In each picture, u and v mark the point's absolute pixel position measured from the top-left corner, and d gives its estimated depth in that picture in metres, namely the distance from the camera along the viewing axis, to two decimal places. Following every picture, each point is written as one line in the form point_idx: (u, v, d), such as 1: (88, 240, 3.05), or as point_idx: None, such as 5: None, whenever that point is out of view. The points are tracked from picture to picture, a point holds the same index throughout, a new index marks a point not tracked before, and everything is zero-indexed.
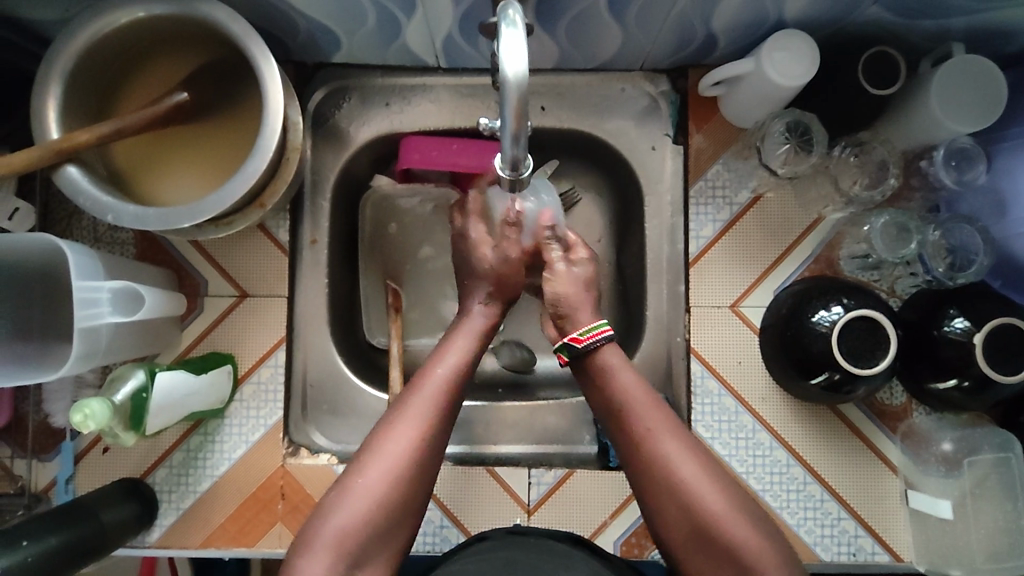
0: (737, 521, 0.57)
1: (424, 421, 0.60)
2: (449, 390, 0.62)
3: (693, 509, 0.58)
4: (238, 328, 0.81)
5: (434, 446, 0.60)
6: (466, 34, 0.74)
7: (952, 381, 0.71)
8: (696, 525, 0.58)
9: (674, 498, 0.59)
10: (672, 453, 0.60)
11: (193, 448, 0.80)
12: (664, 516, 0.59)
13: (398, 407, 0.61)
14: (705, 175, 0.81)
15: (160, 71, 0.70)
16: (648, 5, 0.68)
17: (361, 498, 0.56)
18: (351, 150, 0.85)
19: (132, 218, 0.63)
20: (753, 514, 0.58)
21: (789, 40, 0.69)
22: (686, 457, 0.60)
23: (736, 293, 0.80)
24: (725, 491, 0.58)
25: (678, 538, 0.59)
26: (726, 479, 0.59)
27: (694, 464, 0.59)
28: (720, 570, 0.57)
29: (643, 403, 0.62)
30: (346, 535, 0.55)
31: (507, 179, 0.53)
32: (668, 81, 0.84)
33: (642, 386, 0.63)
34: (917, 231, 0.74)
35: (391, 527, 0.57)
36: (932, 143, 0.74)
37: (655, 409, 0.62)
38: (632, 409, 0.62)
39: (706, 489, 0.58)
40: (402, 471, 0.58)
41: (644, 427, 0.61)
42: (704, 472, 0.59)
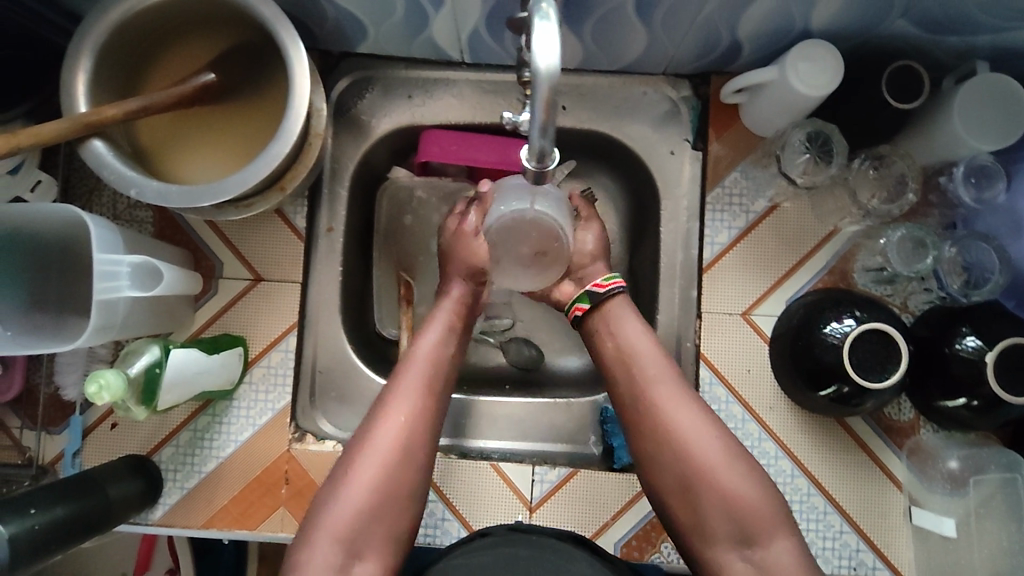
0: (728, 468, 0.62)
1: (408, 411, 0.63)
2: (429, 381, 0.66)
3: (689, 452, 0.63)
4: (251, 311, 0.81)
5: (423, 421, 0.64)
6: (493, 30, 0.75)
7: (961, 399, 0.71)
8: (692, 466, 0.63)
9: (673, 444, 0.64)
10: (670, 399, 0.65)
11: (200, 428, 0.80)
12: (661, 459, 0.64)
13: (383, 398, 0.64)
14: (723, 182, 0.81)
15: (187, 51, 0.71)
16: (676, 9, 0.68)
17: (365, 473, 0.60)
18: (371, 140, 0.86)
19: (154, 194, 0.64)
20: (746, 460, 0.63)
21: (813, 50, 0.69)
22: (685, 405, 0.65)
23: (749, 301, 0.80)
24: (718, 439, 0.64)
25: (674, 480, 0.64)
26: (722, 430, 0.65)
27: (693, 415, 0.65)
28: (713, 510, 0.62)
29: (649, 358, 0.68)
30: (344, 525, 0.58)
31: (531, 172, 0.52)
32: (690, 87, 0.84)
33: (647, 340, 0.69)
34: (934, 247, 0.75)
35: (396, 501, 0.61)
36: (952, 159, 0.74)
37: (658, 358, 0.68)
38: (643, 364, 0.68)
39: (702, 436, 0.64)
40: (391, 460, 0.61)
41: (647, 379, 0.67)
42: (704, 424, 0.64)
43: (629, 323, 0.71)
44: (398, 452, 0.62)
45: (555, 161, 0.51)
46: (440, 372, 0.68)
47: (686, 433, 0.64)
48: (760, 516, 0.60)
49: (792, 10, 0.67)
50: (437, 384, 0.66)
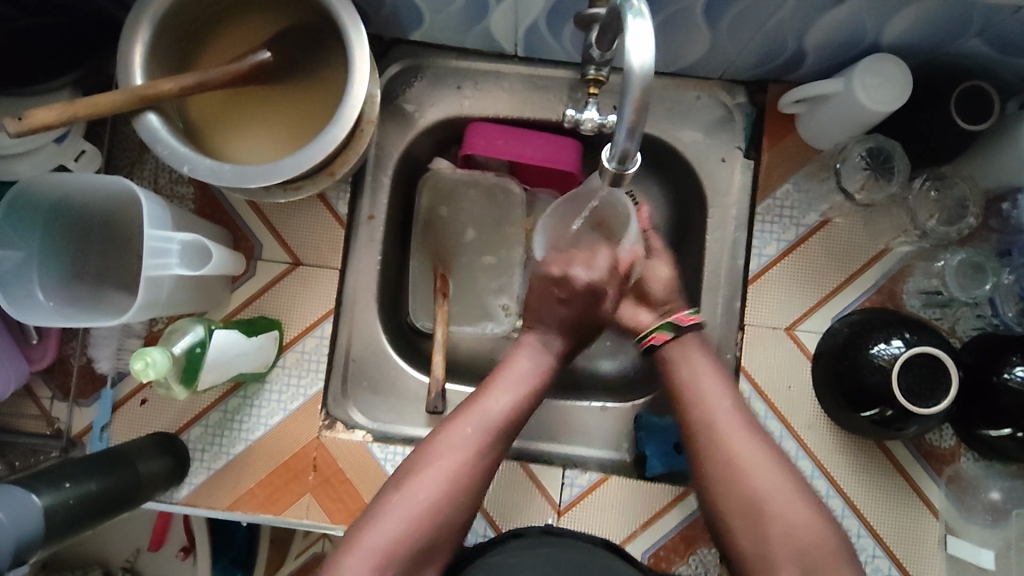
0: (797, 509, 0.61)
1: (476, 442, 0.64)
2: (505, 417, 0.66)
3: (752, 483, 0.62)
4: (288, 295, 0.80)
5: (481, 462, 0.64)
6: (553, 24, 0.73)
7: (1005, 430, 0.69)
8: (753, 497, 0.61)
9: (734, 474, 0.63)
10: (733, 429, 0.64)
11: (230, 409, 0.80)
12: (718, 490, 0.63)
13: (452, 423, 0.65)
14: (774, 193, 0.79)
15: (244, 29, 0.70)
16: (745, 13, 0.66)
17: (411, 508, 0.60)
18: (417, 130, 0.84)
19: (207, 171, 0.63)
20: (811, 501, 0.62)
21: (883, 64, 0.68)
22: (749, 437, 0.64)
23: (793, 316, 0.78)
24: (786, 479, 0.62)
25: (735, 511, 0.62)
26: (791, 471, 0.63)
27: (762, 453, 0.63)
28: (780, 544, 0.60)
29: (715, 396, 0.67)
30: (389, 547, 0.58)
31: (608, 172, 0.51)
32: (746, 94, 0.82)
33: (709, 366, 0.69)
34: (993, 272, 0.74)
35: (437, 537, 0.61)
36: (1015, 185, 0.72)
37: (720, 386, 0.67)
38: (711, 402, 0.66)
39: (767, 474, 0.62)
40: (451, 488, 0.62)
41: (712, 413, 0.66)
42: (769, 460, 0.63)
43: (698, 360, 0.69)
44: (451, 487, 0.62)
45: (635, 164, 0.51)
46: (515, 418, 0.67)
47: (752, 470, 0.62)
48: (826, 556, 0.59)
49: (864, 21, 0.65)
50: (505, 428, 0.66)
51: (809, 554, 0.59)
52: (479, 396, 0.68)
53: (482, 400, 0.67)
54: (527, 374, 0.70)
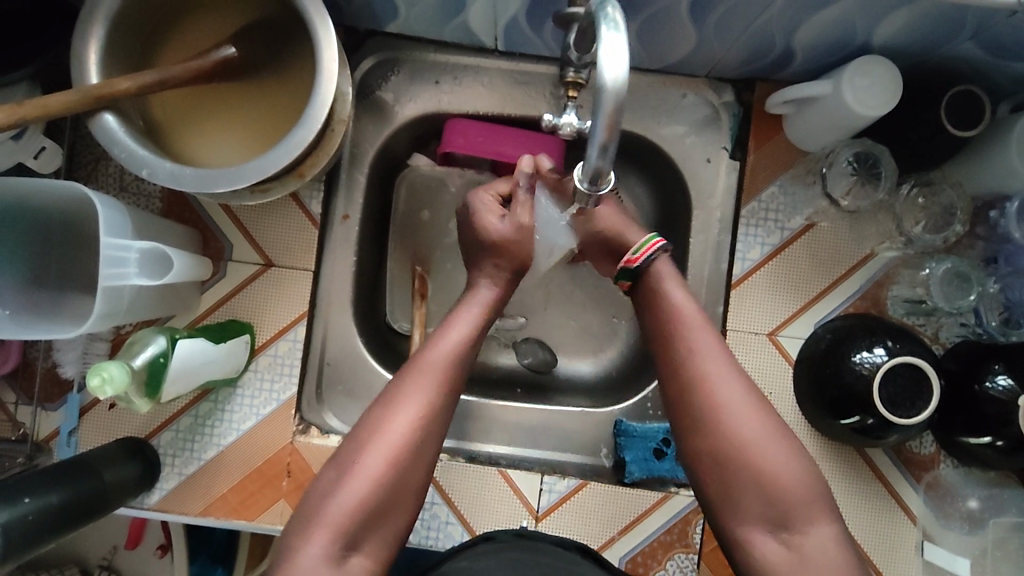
0: (769, 441, 0.57)
1: (426, 397, 0.60)
2: (451, 368, 0.62)
3: (723, 428, 0.58)
4: (259, 296, 0.78)
5: (434, 427, 0.60)
6: (533, 19, 0.70)
7: (985, 439, 0.69)
8: (723, 443, 0.58)
9: (706, 411, 0.59)
10: (710, 366, 0.60)
11: (202, 414, 0.78)
12: (692, 431, 0.60)
13: (397, 382, 0.61)
14: (759, 196, 0.77)
15: (208, 22, 0.66)
16: (732, 12, 0.64)
17: (363, 476, 0.57)
18: (394, 125, 0.81)
19: (167, 175, 0.60)
20: (789, 442, 0.58)
21: (873, 66, 0.65)
22: (727, 374, 0.60)
23: (776, 321, 0.77)
24: (754, 413, 0.58)
25: (702, 456, 0.59)
26: (769, 411, 0.59)
27: (726, 376, 0.60)
28: (757, 498, 0.56)
29: (694, 325, 0.63)
30: (348, 513, 0.56)
31: (584, 188, 0.49)
32: (733, 92, 0.80)
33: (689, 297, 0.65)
34: (978, 282, 0.73)
35: (394, 501, 0.58)
36: (1006, 192, 0.70)
37: (699, 318, 0.63)
38: (678, 330, 0.63)
39: (726, 391, 0.59)
40: (402, 453, 0.58)
41: (682, 333, 0.63)
42: (745, 401, 0.59)
43: (676, 284, 0.66)
44: (399, 459, 0.58)
45: (609, 184, 0.48)
46: (457, 368, 0.63)
47: (729, 414, 0.58)
48: (802, 507, 0.56)
49: (856, 21, 0.63)
50: (455, 384, 0.62)
51: (784, 503, 0.56)
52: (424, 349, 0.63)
53: (427, 355, 0.62)
54: (471, 316, 0.67)
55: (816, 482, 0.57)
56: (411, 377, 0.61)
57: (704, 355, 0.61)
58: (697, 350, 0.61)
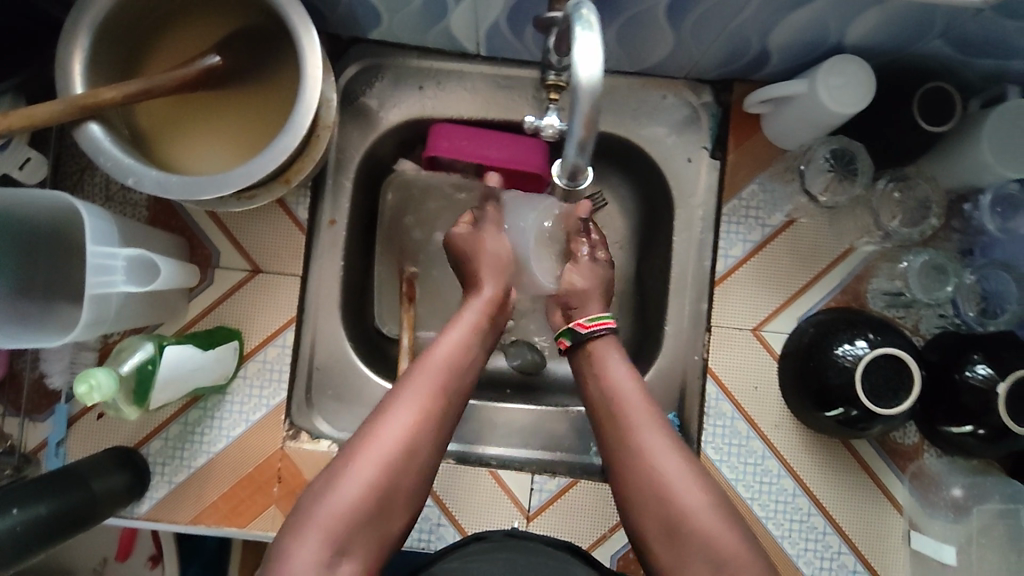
0: (714, 512, 0.58)
1: (427, 402, 0.61)
2: (450, 378, 0.63)
3: (669, 501, 0.59)
4: (248, 303, 0.78)
5: (433, 433, 0.60)
6: (514, 24, 0.71)
7: (967, 427, 0.70)
8: (670, 515, 0.59)
9: (653, 488, 0.60)
10: (652, 446, 0.61)
11: (191, 421, 0.78)
12: (639, 504, 0.60)
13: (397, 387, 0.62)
14: (740, 194, 0.79)
15: (192, 30, 0.67)
16: (708, 14, 0.65)
17: (357, 478, 0.57)
18: (379, 131, 0.82)
19: (153, 183, 0.60)
20: (732, 515, 0.59)
21: (846, 66, 0.67)
22: (670, 453, 0.61)
23: (760, 316, 0.78)
24: (699, 484, 0.59)
25: (651, 527, 0.60)
26: (711, 484, 0.60)
27: (670, 454, 0.61)
28: (702, 565, 0.57)
29: (635, 407, 0.63)
30: (340, 516, 0.55)
31: (563, 181, 0.50)
32: (712, 93, 0.81)
33: (631, 377, 0.66)
34: (954, 273, 0.74)
35: (387, 509, 0.58)
36: (979, 186, 0.72)
37: (641, 400, 0.64)
38: (622, 404, 0.64)
39: (671, 469, 0.60)
40: (399, 457, 0.58)
41: (622, 410, 0.63)
42: (690, 475, 0.60)
43: (618, 365, 0.67)
44: (396, 465, 0.58)
45: (586, 179, 0.50)
46: (458, 379, 0.64)
47: (674, 487, 0.59)
48: (745, 572, 0.56)
49: (828, 21, 0.64)
50: (448, 399, 0.63)
51: (729, 572, 0.56)
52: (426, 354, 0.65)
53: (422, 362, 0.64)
54: (469, 326, 0.68)
55: (758, 556, 0.57)
56: (411, 383, 0.61)
57: (644, 434, 0.62)
58: (638, 425, 0.62)
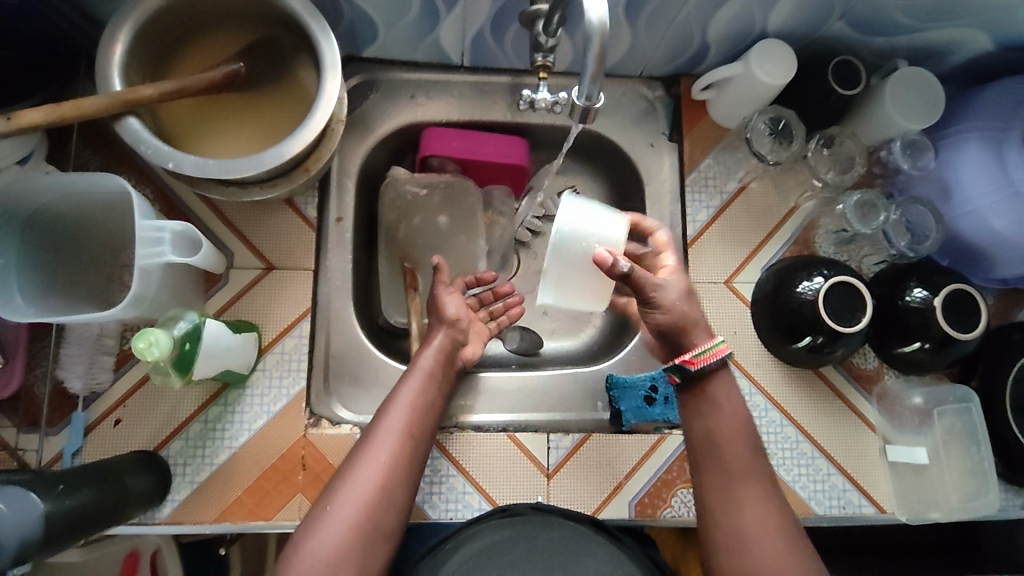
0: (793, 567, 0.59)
1: (391, 440, 0.67)
2: (411, 419, 0.69)
3: (752, 554, 0.60)
4: (265, 298, 0.82)
5: (403, 469, 0.66)
6: (496, 31, 0.83)
7: (915, 344, 0.82)
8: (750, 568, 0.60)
9: (737, 541, 0.61)
10: (744, 499, 0.63)
11: (211, 419, 0.79)
12: (721, 556, 0.62)
13: (367, 434, 0.67)
14: (698, 167, 0.92)
15: (214, 44, 0.75)
16: (659, 10, 0.79)
17: (336, 524, 0.61)
18: (377, 136, 0.91)
19: (192, 165, 0.66)
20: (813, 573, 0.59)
21: (770, 48, 0.82)
22: (757, 504, 0.62)
23: (729, 270, 0.89)
24: (783, 539, 0.60)
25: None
26: (796, 545, 0.61)
27: (758, 503, 0.62)
28: None
29: (733, 462, 0.64)
30: (326, 556, 0.59)
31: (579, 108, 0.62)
32: (663, 87, 0.95)
33: (733, 423, 0.66)
34: (884, 208, 0.86)
35: (371, 546, 0.62)
36: (889, 137, 0.87)
37: (736, 452, 0.65)
38: (716, 427, 0.66)
39: (754, 516, 0.62)
40: (373, 497, 0.63)
41: (722, 462, 0.65)
42: (773, 527, 0.61)
43: (726, 397, 0.67)
44: (373, 502, 0.63)
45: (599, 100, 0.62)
46: (419, 421, 0.70)
47: (759, 539, 0.60)
48: None
49: (754, 12, 0.79)
50: (414, 437, 0.68)
51: None
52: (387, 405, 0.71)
53: (385, 422, 0.68)
54: (422, 369, 0.74)
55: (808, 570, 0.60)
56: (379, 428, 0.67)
57: (741, 489, 0.63)
58: (726, 458, 0.65)
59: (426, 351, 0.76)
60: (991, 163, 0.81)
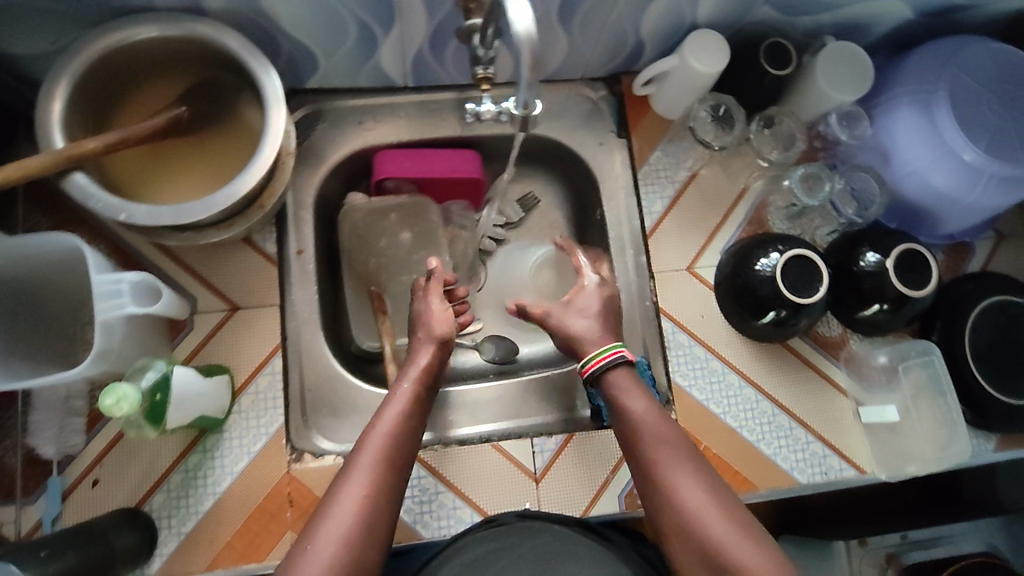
0: (739, 538, 0.60)
1: (374, 468, 0.64)
2: (394, 444, 0.66)
3: (697, 533, 0.61)
4: (232, 339, 0.82)
5: (386, 497, 0.63)
6: (436, 48, 0.84)
7: (875, 306, 0.85)
8: (703, 548, 0.60)
9: (683, 526, 0.62)
10: (679, 483, 0.64)
11: (191, 467, 0.78)
12: (675, 543, 0.63)
13: (347, 465, 0.65)
14: (648, 161, 0.94)
15: (155, 92, 0.75)
16: (590, 14, 0.81)
17: (315, 564, 0.58)
18: (330, 165, 0.91)
19: (144, 214, 0.66)
20: (761, 540, 0.60)
21: (701, 39, 0.84)
22: (693, 486, 0.64)
23: (690, 256, 0.92)
24: (724, 514, 0.61)
25: (687, 562, 0.62)
26: (734, 511, 0.62)
27: (692, 483, 0.64)
28: None
29: (661, 452, 0.66)
30: None
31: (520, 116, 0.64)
32: (605, 87, 0.97)
33: (651, 411, 0.69)
34: (828, 178, 0.91)
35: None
36: (825, 111, 0.90)
37: (662, 439, 0.67)
38: (641, 433, 0.68)
39: (693, 496, 0.63)
40: (354, 530, 0.60)
41: (650, 454, 0.67)
42: (710, 503, 0.62)
43: (635, 391, 0.71)
44: (353, 536, 0.60)
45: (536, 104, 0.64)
46: (404, 445, 0.67)
47: (701, 518, 0.61)
48: None
49: (681, 5, 0.82)
50: (398, 463, 0.66)
51: None
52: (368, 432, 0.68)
53: (366, 450, 0.65)
54: (405, 393, 0.72)
55: (765, 552, 0.59)
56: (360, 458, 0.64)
57: (672, 474, 0.65)
58: (652, 448, 0.67)
59: (410, 372, 0.74)
60: (924, 125, 0.84)
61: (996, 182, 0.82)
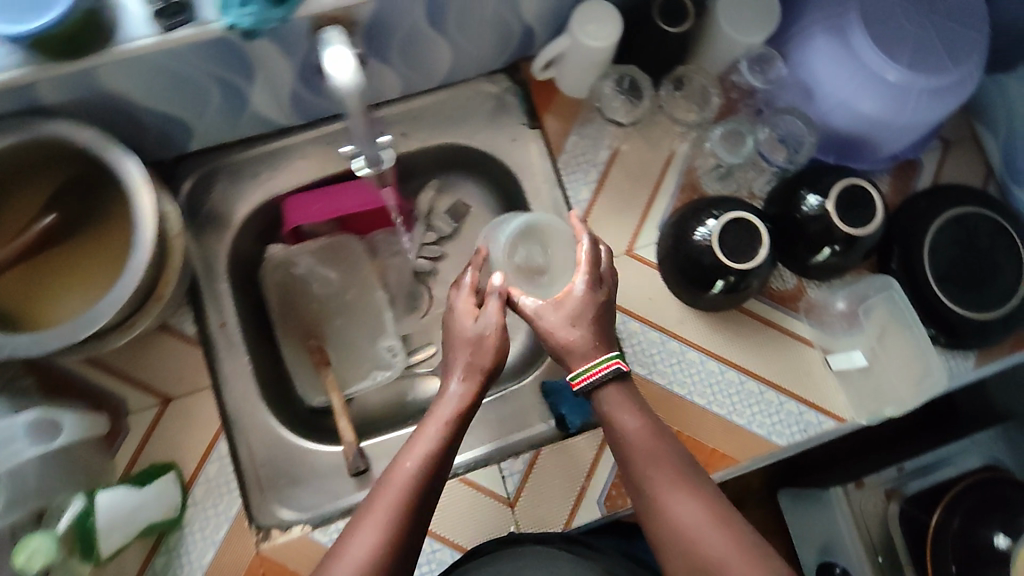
0: (744, 556, 0.55)
1: (396, 500, 0.57)
2: (421, 476, 0.59)
3: (697, 556, 0.56)
4: (170, 431, 0.80)
5: (408, 532, 0.56)
6: (309, 83, 0.77)
7: (826, 250, 0.80)
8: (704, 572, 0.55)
9: (682, 548, 0.57)
10: (674, 503, 0.58)
11: (158, 571, 0.76)
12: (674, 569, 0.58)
13: (363, 502, 0.58)
14: (565, 148, 0.89)
15: (19, 199, 0.70)
16: (462, 12, 0.75)
17: None
18: (236, 226, 0.86)
19: (29, 345, 0.63)
20: (769, 555, 0.55)
21: (589, 11, 0.79)
22: (692, 502, 0.58)
23: (628, 239, 0.87)
24: (724, 531, 0.56)
25: None
26: (731, 522, 0.57)
27: (689, 500, 0.58)
28: None
29: (655, 469, 0.61)
30: None
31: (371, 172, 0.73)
32: (507, 78, 0.91)
33: (641, 427, 0.63)
34: (750, 132, 0.87)
35: None
36: (735, 58, 0.85)
37: (654, 456, 0.61)
38: (630, 453, 0.63)
39: (689, 515, 0.58)
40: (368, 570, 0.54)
41: (642, 473, 0.61)
42: (710, 519, 0.57)
43: (626, 406, 0.65)
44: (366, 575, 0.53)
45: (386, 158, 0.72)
46: (432, 477, 0.60)
47: (699, 538, 0.56)
48: None
49: None
50: (425, 496, 0.59)
51: None
52: (392, 462, 0.61)
53: (389, 481, 0.58)
54: (437, 421, 0.63)
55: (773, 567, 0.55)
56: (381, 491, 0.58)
57: (666, 493, 0.59)
58: (643, 465, 0.61)
59: (446, 397, 0.65)
60: (843, 53, 0.77)
61: (926, 96, 0.77)
